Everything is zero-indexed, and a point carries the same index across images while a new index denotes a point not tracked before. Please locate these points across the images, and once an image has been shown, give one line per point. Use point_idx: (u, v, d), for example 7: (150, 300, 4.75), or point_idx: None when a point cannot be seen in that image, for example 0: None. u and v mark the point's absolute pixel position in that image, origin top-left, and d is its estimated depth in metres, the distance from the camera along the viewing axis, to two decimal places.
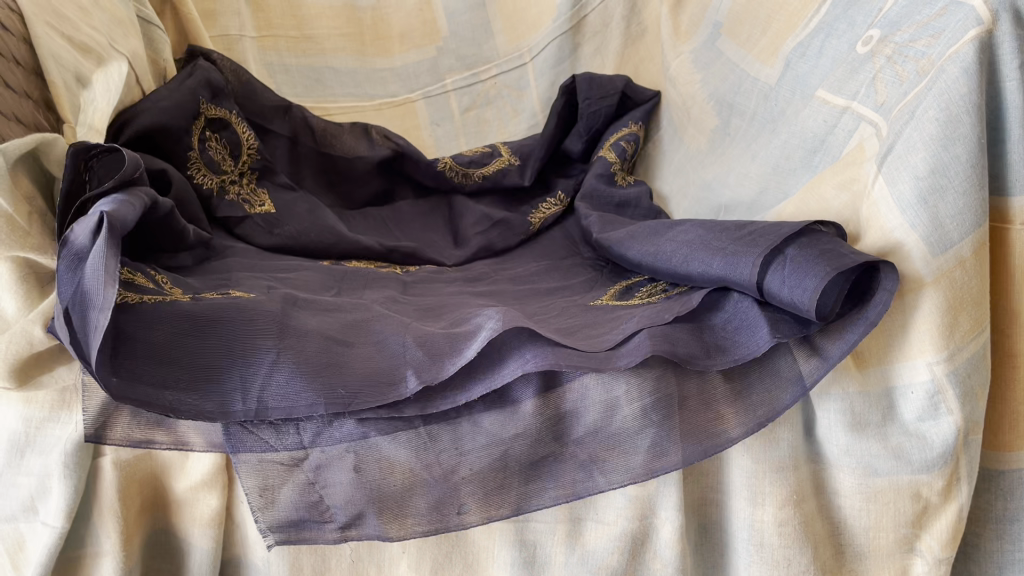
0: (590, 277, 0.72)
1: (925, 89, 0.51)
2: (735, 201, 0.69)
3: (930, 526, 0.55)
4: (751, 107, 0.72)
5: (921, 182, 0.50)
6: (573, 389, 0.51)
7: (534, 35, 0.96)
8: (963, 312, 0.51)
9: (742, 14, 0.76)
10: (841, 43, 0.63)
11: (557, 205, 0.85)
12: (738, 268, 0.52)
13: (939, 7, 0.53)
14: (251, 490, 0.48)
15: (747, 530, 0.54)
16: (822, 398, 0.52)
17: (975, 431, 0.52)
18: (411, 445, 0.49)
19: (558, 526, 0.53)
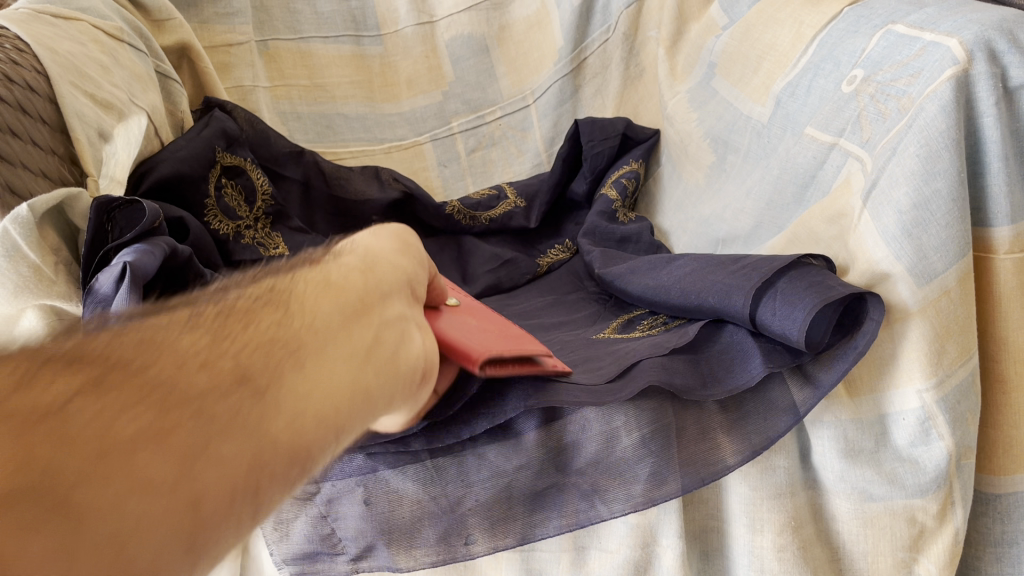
0: (593, 311, 0.74)
1: (906, 127, 0.54)
2: (732, 235, 0.71)
3: (927, 550, 0.55)
4: (744, 145, 0.74)
5: (904, 216, 0.52)
6: (575, 421, 0.52)
7: (536, 78, 1.01)
8: (950, 339, 0.52)
9: (735, 55, 0.79)
10: (827, 83, 0.65)
11: (565, 253, 0.88)
12: (731, 302, 0.55)
13: (918, 48, 0.56)
14: (266, 525, 0.52)
15: (747, 556, 0.56)
16: (815, 425, 0.54)
17: (967, 456, 0.54)
18: (418, 478, 0.51)
19: (563, 554, 0.55)
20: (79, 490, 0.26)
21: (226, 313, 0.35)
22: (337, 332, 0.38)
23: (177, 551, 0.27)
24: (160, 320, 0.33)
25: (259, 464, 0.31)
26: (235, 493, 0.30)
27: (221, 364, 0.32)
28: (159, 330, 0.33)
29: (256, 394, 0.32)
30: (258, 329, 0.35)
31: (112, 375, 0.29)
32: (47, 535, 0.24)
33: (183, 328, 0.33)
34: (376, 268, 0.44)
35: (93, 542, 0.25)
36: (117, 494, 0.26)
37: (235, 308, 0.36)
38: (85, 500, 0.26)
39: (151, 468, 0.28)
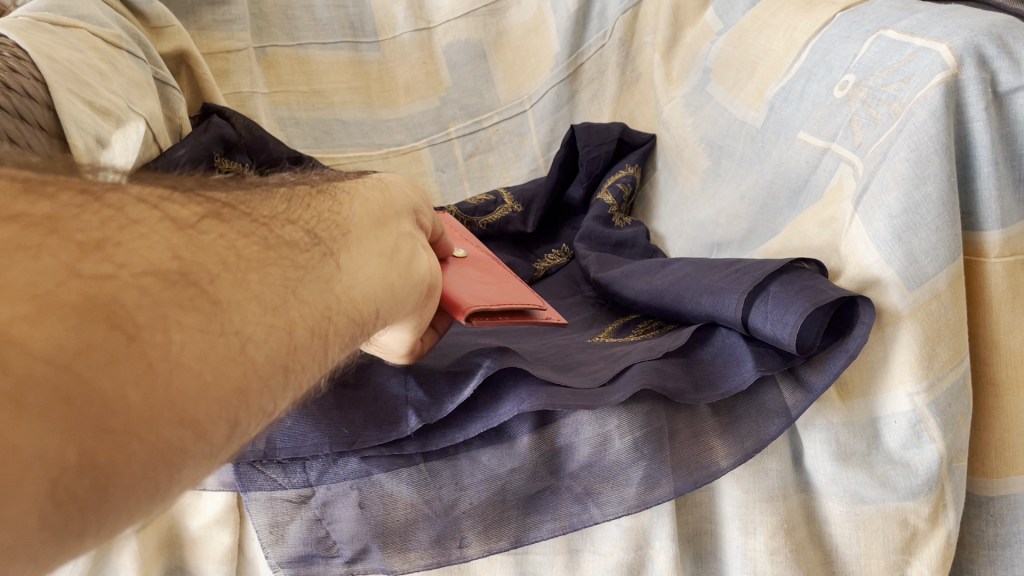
0: (589, 315, 0.75)
1: (896, 132, 0.54)
2: (726, 239, 0.72)
3: (919, 552, 0.56)
4: (738, 149, 0.75)
5: (894, 220, 0.52)
6: (567, 424, 0.52)
7: (533, 84, 1.02)
8: (941, 342, 0.52)
9: (730, 60, 0.79)
10: (820, 88, 0.66)
11: (562, 256, 0.88)
12: (723, 306, 0.55)
13: (908, 53, 0.56)
14: (262, 527, 0.52)
15: (740, 559, 0.56)
16: (808, 428, 0.54)
17: (959, 459, 0.54)
18: (412, 481, 0.52)
19: (557, 557, 0.56)
20: (219, 284, 0.31)
21: (291, 195, 0.42)
22: (375, 229, 0.44)
23: (281, 357, 0.33)
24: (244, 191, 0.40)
25: (335, 308, 0.37)
26: (319, 326, 0.35)
27: (298, 227, 0.38)
28: (246, 196, 0.39)
29: (326, 256, 0.38)
30: (318, 213, 0.41)
31: (226, 213, 0.35)
32: (199, 311, 0.29)
33: (263, 198, 0.39)
34: (396, 188, 0.51)
35: (228, 328, 0.30)
36: (243, 297, 0.32)
37: (298, 194, 0.42)
38: (223, 294, 0.31)
39: (264, 285, 0.33)
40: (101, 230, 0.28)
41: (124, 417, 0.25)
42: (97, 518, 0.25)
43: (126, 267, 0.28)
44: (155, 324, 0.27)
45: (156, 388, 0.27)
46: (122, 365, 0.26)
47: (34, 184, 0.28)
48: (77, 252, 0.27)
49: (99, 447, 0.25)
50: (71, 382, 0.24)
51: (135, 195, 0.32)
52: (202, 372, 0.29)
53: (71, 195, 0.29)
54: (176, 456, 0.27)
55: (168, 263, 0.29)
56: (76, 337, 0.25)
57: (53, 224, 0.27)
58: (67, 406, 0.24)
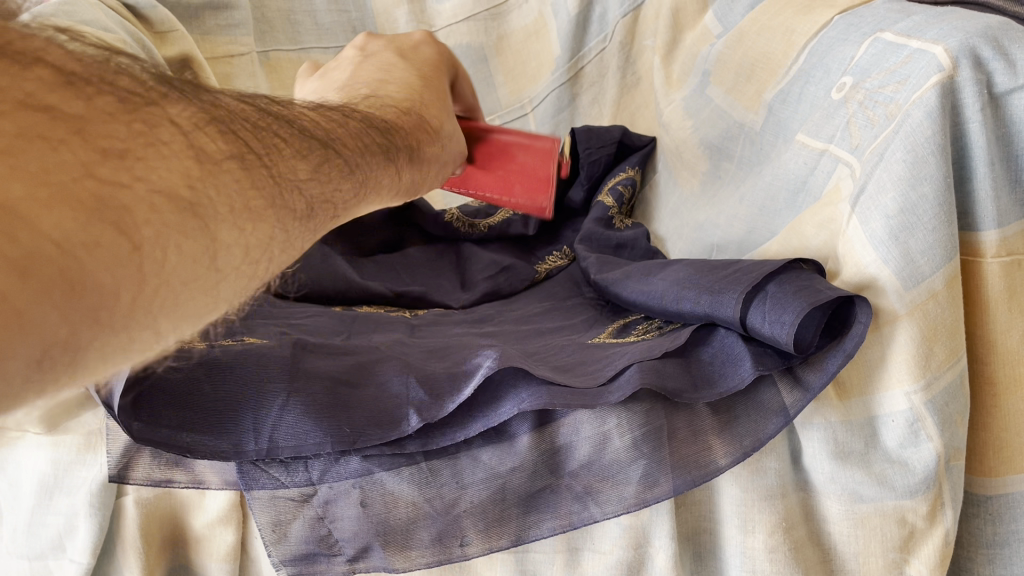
0: (591, 316, 0.75)
1: (893, 133, 0.54)
2: (726, 240, 0.72)
3: (918, 551, 0.56)
4: (738, 152, 0.75)
5: (891, 221, 0.52)
6: (567, 424, 0.53)
7: (534, 87, 1.03)
8: (938, 342, 0.53)
9: (729, 62, 0.80)
10: (818, 90, 0.66)
11: (563, 258, 0.89)
12: (722, 306, 0.55)
13: (905, 55, 0.57)
14: (265, 526, 0.52)
15: (739, 557, 0.56)
16: (805, 427, 0.55)
17: (957, 458, 0.54)
18: (413, 480, 0.52)
19: (557, 555, 0.56)
20: (221, 222, 0.31)
21: (324, 155, 0.38)
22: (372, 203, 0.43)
23: (237, 295, 0.34)
24: (278, 131, 0.36)
25: (286, 264, 0.37)
26: (270, 275, 0.36)
27: (305, 197, 0.36)
28: (276, 138, 0.36)
29: (310, 229, 0.38)
30: (335, 186, 0.39)
31: (251, 156, 0.33)
32: (194, 243, 0.29)
33: (294, 153, 0.36)
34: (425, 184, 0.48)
35: (212, 263, 0.31)
36: (236, 241, 0.32)
37: (332, 154, 0.39)
38: (220, 233, 0.31)
39: (257, 236, 0.33)
40: (127, 140, 0.27)
41: (109, 312, 0.27)
42: (50, 389, 0.26)
43: (144, 181, 0.27)
44: (158, 241, 0.28)
45: (139, 295, 0.28)
46: (121, 268, 0.26)
47: (76, 79, 0.26)
48: (99, 156, 0.26)
49: (80, 333, 0.26)
50: (75, 274, 0.25)
51: (171, 114, 0.30)
52: (178, 292, 0.30)
53: (109, 101, 0.27)
54: (128, 354, 0.29)
55: (181, 191, 0.29)
56: (86, 232, 0.25)
57: (82, 125, 0.26)
58: (67, 294, 0.25)
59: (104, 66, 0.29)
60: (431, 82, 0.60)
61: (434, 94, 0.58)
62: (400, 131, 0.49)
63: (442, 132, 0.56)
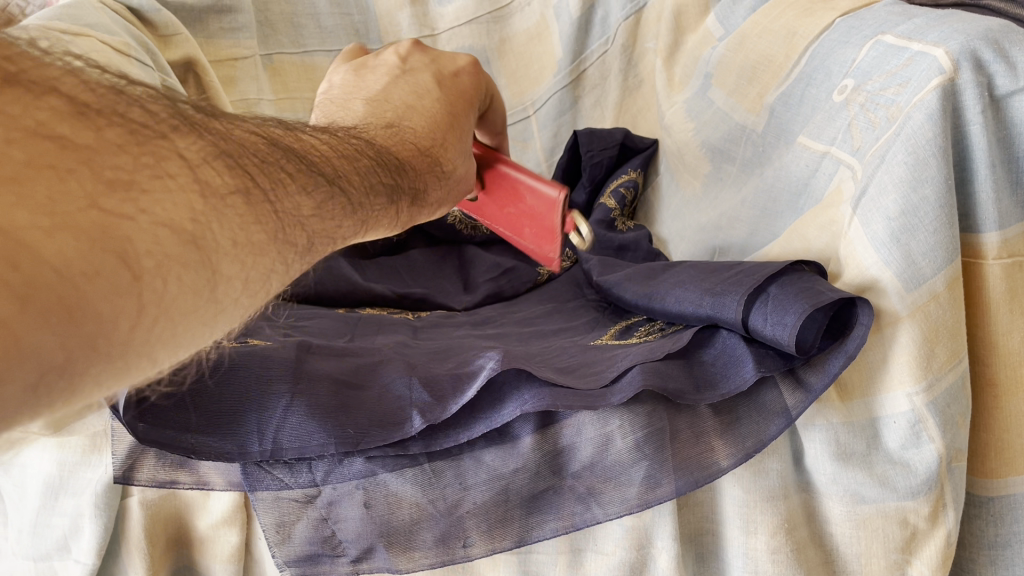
0: (593, 318, 0.75)
1: (894, 136, 0.55)
2: (728, 243, 0.72)
3: (919, 552, 0.56)
4: (740, 154, 0.76)
5: (893, 223, 0.53)
6: (570, 425, 0.53)
7: (536, 89, 1.03)
8: (939, 343, 0.53)
9: (730, 65, 0.80)
10: (819, 92, 0.66)
11: (565, 261, 0.89)
12: (723, 308, 0.55)
13: (906, 58, 0.57)
14: (269, 527, 0.53)
15: (742, 558, 0.56)
16: (808, 428, 0.55)
17: (959, 459, 0.55)
18: (417, 481, 0.52)
19: (560, 556, 0.56)
20: (221, 255, 0.31)
21: (328, 191, 0.38)
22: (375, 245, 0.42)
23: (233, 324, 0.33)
24: (285, 165, 0.36)
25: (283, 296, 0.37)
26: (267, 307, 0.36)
27: (306, 232, 0.36)
28: (282, 173, 0.36)
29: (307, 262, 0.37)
30: (335, 223, 0.39)
31: (255, 189, 0.33)
32: (196, 275, 0.29)
33: (299, 188, 0.36)
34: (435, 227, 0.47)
35: (212, 295, 0.30)
36: (235, 274, 0.32)
37: (336, 192, 0.39)
38: (219, 265, 0.30)
39: (256, 268, 0.33)
40: (132, 172, 0.28)
41: (107, 341, 0.26)
42: (42, 415, 0.26)
43: (147, 213, 0.27)
44: (159, 272, 0.28)
45: (139, 325, 0.27)
46: (122, 298, 0.26)
47: (89, 110, 0.28)
48: (103, 187, 0.26)
49: (77, 361, 0.26)
50: (74, 301, 0.25)
51: (179, 147, 0.30)
52: (178, 323, 0.29)
53: (118, 133, 0.28)
54: (124, 383, 0.28)
55: (184, 223, 0.29)
56: (88, 262, 0.25)
57: (90, 155, 0.26)
58: (66, 319, 0.25)
59: (116, 100, 0.30)
60: (456, 112, 0.59)
61: (455, 131, 0.57)
62: (410, 168, 0.48)
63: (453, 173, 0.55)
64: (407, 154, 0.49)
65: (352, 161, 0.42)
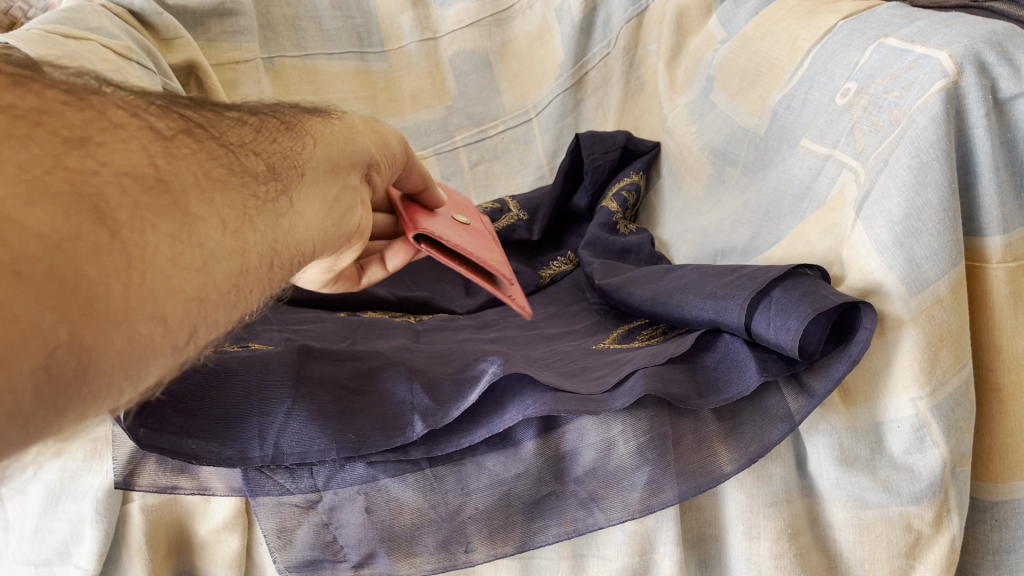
0: (595, 321, 0.75)
1: (898, 138, 0.54)
2: (730, 246, 0.72)
3: (923, 556, 0.56)
4: (743, 157, 0.75)
5: (896, 226, 0.52)
6: (573, 430, 0.53)
7: (539, 92, 1.03)
8: (943, 347, 0.52)
9: (733, 68, 0.80)
10: (822, 95, 0.66)
11: (567, 264, 0.89)
12: (727, 312, 0.55)
13: (909, 61, 0.57)
14: (270, 531, 0.52)
15: (745, 563, 0.56)
16: (811, 433, 0.55)
17: (963, 464, 0.54)
18: (418, 486, 0.52)
19: (563, 561, 0.56)
20: (190, 197, 0.35)
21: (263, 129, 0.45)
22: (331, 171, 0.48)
23: (234, 275, 0.37)
24: (217, 121, 0.43)
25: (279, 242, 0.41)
26: (267, 256, 0.40)
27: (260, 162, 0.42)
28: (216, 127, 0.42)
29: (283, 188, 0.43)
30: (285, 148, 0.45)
31: (193, 137, 0.39)
32: (171, 219, 0.34)
33: (230, 128, 0.43)
34: (356, 136, 0.53)
35: (195, 240, 0.35)
36: (210, 215, 0.36)
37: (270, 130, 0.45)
38: (192, 207, 0.35)
39: (229, 206, 0.37)
40: (85, 131, 0.33)
41: (105, 306, 0.30)
42: (76, 387, 0.30)
43: (107, 166, 0.33)
44: (133, 224, 0.32)
45: (131, 284, 0.31)
46: (108, 257, 0.30)
47: (25, 83, 0.34)
48: (63, 147, 0.31)
49: (79, 331, 0.29)
50: (60, 260, 0.28)
51: (116, 104, 0.37)
52: (170, 273, 0.33)
53: (57, 94, 0.34)
54: (139, 345, 0.32)
55: (142, 172, 0.34)
56: (67, 224, 0.29)
57: (39, 118, 0.32)
58: (61, 287, 0.28)
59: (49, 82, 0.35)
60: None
61: None
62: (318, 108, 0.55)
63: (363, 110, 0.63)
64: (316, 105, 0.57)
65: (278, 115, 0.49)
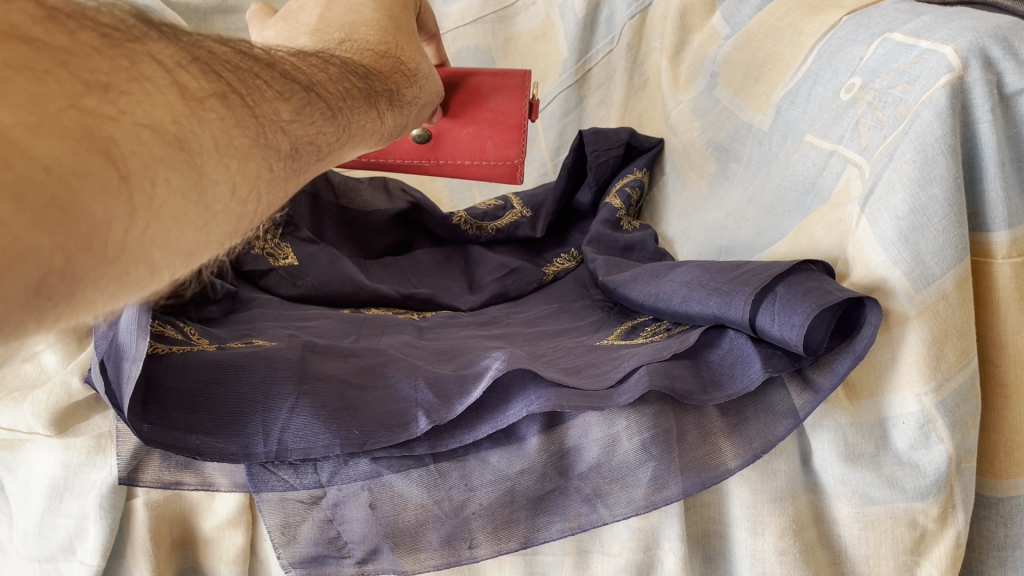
0: (599, 318, 0.75)
1: (903, 133, 0.54)
2: (734, 242, 0.72)
3: (929, 553, 0.56)
4: (746, 153, 0.75)
5: (900, 222, 0.52)
6: (576, 426, 0.53)
7: (542, 89, 1.03)
8: (948, 343, 0.52)
9: (736, 63, 0.80)
10: (827, 90, 0.66)
11: (570, 261, 0.89)
12: (731, 308, 0.55)
13: (914, 55, 0.56)
14: (274, 527, 0.52)
15: (749, 558, 0.56)
16: (815, 429, 0.55)
17: (968, 459, 0.54)
18: (422, 482, 0.52)
19: (566, 557, 0.56)
20: (206, 157, 0.32)
21: (306, 97, 0.41)
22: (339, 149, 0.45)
23: (226, 232, 0.35)
24: (260, 72, 0.38)
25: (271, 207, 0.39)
26: (254, 218, 0.38)
27: (288, 137, 0.38)
28: (258, 81, 0.37)
29: (295, 170, 0.39)
30: (317, 128, 0.41)
31: (232, 94, 0.34)
32: (182, 176, 0.31)
33: (275, 93, 0.38)
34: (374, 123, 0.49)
35: (199, 198, 0.32)
36: (220, 178, 0.33)
37: (313, 98, 0.41)
38: (206, 169, 0.32)
39: (240, 174, 0.34)
40: (111, 75, 0.28)
41: (103, 242, 0.28)
42: (54, 317, 0.27)
43: (128, 114, 0.28)
44: (146, 174, 0.29)
45: (131, 228, 0.29)
46: (113, 200, 0.27)
47: (59, 13, 0.27)
48: (85, 89, 0.27)
49: (76, 263, 0.27)
50: (65, 193, 0.25)
51: (150, 45, 0.31)
52: (168, 224, 0.31)
53: (92, 36, 0.28)
54: (124, 287, 0.30)
55: (166, 126, 0.30)
56: (77, 160, 0.26)
57: (66, 57, 0.26)
58: (61, 222, 0.26)
59: (86, 8, 0.30)
60: (399, 17, 0.60)
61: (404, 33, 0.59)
62: (361, 69, 0.51)
63: (419, 73, 0.60)
64: (371, 62, 0.53)
65: (325, 72, 0.45)
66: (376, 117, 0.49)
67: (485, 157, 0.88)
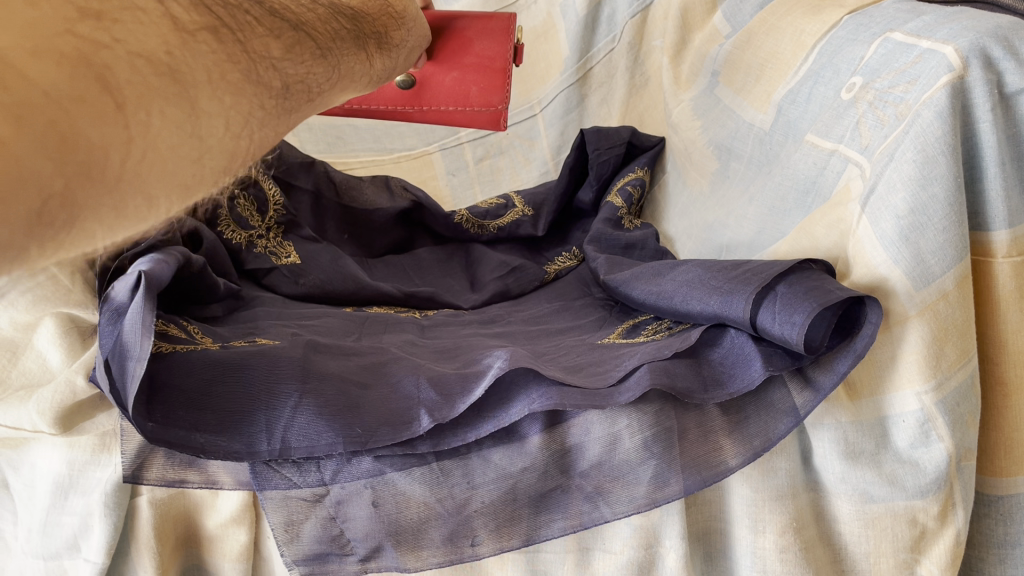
0: (600, 317, 0.75)
1: (903, 133, 0.54)
2: (735, 241, 0.72)
3: (929, 551, 0.56)
4: (747, 152, 0.75)
5: (901, 221, 0.52)
6: (577, 424, 0.53)
7: (544, 87, 1.03)
8: (948, 342, 0.53)
9: (737, 62, 0.80)
10: (827, 89, 0.66)
11: (572, 259, 0.89)
12: (732, 307, 0.55)
13: (915, 55, 0.57)
14: (277, 525, 0.52)
15: (749, 556, 0.56)
16: (816, 427, 0.55)
17: (969, 457, 0.54)
18: (425, 480, 0.53)
19: (567, 555, 0.56)
20: (201, 89, 0.30)
21: (297, 35, 0.38)
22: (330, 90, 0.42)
23: (224, 170, 0.33)
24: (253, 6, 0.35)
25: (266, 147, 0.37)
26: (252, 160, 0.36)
27: (281, 75, 0.36)
28: (248, 15, 0.34)
29: (286, 111, 0.37)
30: (309, 69, 0.39)
31: (224, 29, 0.32)
32: (178, 108, 0.29)
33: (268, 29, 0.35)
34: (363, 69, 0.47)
35: (196, 132, 0.30)
36: (217, 113, 0.31)
37: (304, 37, 0.38)
38: (202, 102, 0.30)
39: (236, 109, 0.32)
40: (102, 3, 0.27)
41: (101, 170, 0.26)
42: (51, 247, 0.26)
43: (122, 42, 0.27)
44: (142, 103, 0.27)
45: (128, 158, 0.27)
46: (110, 127, 0.26)
47: None
48: (77, 14, 0.26)
49: (75, 190, 0.25)
50: (60, 115, 0.24)
51: None
52: (166, 156, 0.29)
53: None
54: (123, 220, 0.28)
55: (160, 56, 0.28)
56: (73, 84, 0.25)
57: None
58: (58, 146, 0.24)
59: None
60: None
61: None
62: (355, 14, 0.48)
63: (408, 16, 0.60)
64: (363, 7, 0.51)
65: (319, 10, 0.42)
66: (364, 60, 0.47)
67: (468, 103, 0.89)
